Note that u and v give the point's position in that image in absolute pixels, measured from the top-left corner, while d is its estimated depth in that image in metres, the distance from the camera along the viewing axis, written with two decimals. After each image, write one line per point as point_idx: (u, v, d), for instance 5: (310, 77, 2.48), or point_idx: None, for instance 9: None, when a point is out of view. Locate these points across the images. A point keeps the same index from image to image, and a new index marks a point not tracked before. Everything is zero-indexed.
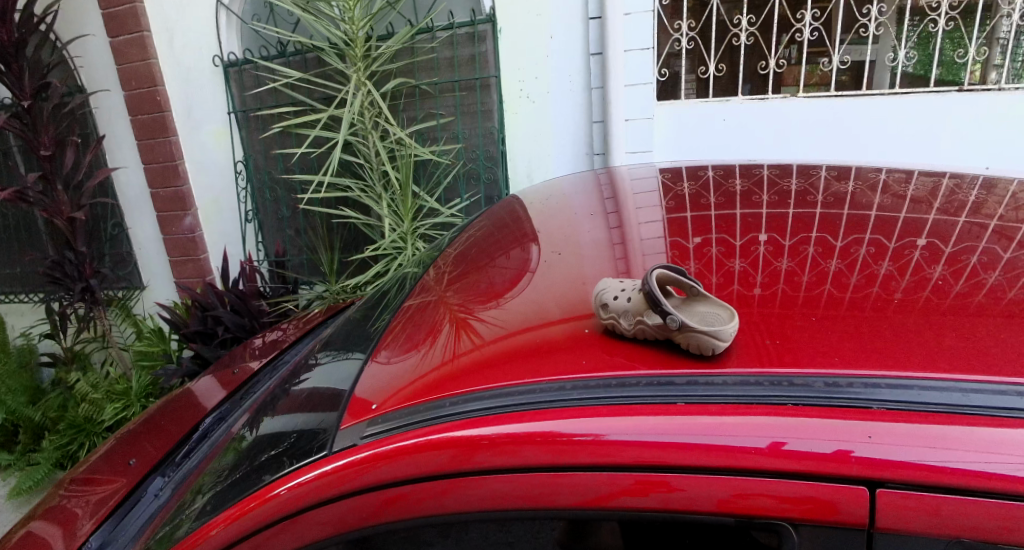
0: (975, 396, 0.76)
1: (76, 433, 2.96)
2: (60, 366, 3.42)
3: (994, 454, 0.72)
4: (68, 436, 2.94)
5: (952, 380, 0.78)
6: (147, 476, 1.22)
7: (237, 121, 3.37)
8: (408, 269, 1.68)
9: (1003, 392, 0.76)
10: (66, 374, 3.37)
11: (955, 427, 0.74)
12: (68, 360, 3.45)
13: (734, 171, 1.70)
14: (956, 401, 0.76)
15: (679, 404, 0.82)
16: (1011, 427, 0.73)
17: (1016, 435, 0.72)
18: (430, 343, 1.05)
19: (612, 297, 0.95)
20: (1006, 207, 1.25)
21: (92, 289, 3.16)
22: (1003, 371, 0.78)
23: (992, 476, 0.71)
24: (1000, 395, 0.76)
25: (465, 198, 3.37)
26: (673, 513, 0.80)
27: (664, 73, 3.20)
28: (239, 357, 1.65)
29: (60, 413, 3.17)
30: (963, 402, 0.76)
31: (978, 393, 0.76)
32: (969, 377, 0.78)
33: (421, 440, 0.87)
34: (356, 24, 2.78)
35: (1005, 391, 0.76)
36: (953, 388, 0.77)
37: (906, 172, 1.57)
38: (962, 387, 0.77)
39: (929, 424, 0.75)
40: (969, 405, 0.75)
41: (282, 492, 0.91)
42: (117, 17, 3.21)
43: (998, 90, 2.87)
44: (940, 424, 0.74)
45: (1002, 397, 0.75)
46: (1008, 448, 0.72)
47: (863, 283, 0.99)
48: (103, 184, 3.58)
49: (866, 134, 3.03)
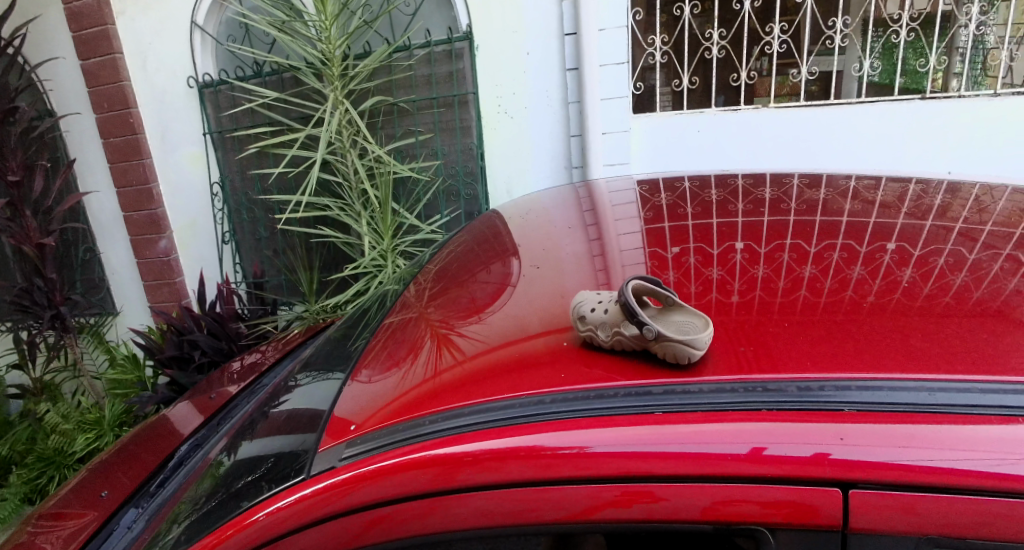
0: (944, 395, 0.77)
1: (47, 466, 2.88)
2: (29, 397, 3.33)
3: (965, 451, 0.73)
4: (38, 469, 2.86)
5: (923, 380, 0.79)
6: (120, 507, 1.19)
7: (213, 142, 3.35)
8: (389, 287, 1.67)
9: (970, 389, 0.77)
10: (35, 405, 3.27)
11: (927, 427, 0.75)
12: (38, 391, 3.35)
13: (709, 182, 1.72)
14: (926, 400, 0.77)
15: (657, 413, 0.82)
16: (979, 424, 0.74)
17: (985, 432, 0.73)
18: (411, 361, 1.04)
19: (590, 309, 0.96)
20: (970, 210, 1.28)
21: (62, 316, 3.08)
22: (970, 369, 0.80)
23: (963, 473, 0.72)
24: (967, 393, 0.77)
25: (445, 214, 3.37)
26: (654, 523, 0.80)
27: (639, 86, 3.24)
28: (217, 381, 1.62)
29: (31, 445, 3.08)
30: (933, 401, 0.77)
31: (947, 392, 0.77)
32: (938, 377, 0.79)
33: (402, 460, 0.86)
34: (332, 44, 2.78)
35: (972, 389, 0.77)
36: (922, 387, 0.78)
37: (875, 178, 1.60)
38: (931, 386, 0.78)
39: (902, 425, 0.75)
40: (939, 404, 0.76)
41: (261, 518, 0.89)
42: (88, 40, 3.18)
43: (960, 97, 2.95)
44: (912, 424, 0.75)
45: (971, 395, 0.77)
46: (978, 444, 0.73)
47: (837, 287, 1.01)
48: (74, 209, 3.52)
49: (836, 143, 3.10)
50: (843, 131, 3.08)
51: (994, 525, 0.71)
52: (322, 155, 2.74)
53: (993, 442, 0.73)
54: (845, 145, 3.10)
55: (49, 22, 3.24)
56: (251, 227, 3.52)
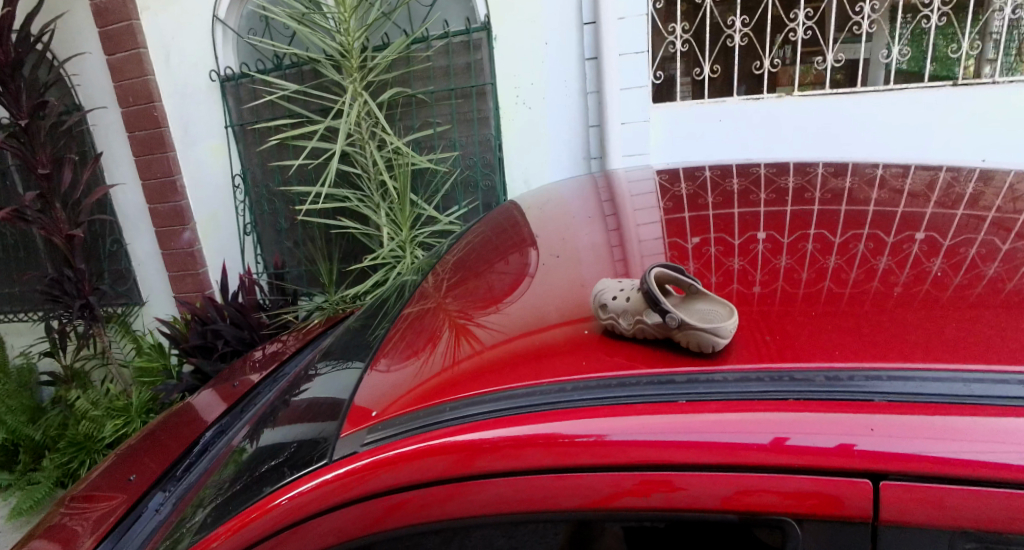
0: (977, 385, 0.76)
1: (77, 451, 2.95)
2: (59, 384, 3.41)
3: (999, 443, 0.71)
4: (69, 454, 2.94)
5: (953, 370, 0.77)
6: (147, 492, 1.22)
7: (235, 135, 3.39)
8: (408, 278, 1.68)
9: (1004, 381, 0.75)
10: (65, 392, 3.36)
11: (958, 418, 0.73)
12: (68, 379, 3.44)
13: (732, 171, 1.70)
14: (958, 391, 0.75)
15: (679, 402, 0.82)
16: (1014, 416, 0.72)
17: (1019, 424, 0.72)
18: (430, 350, 1.04)
19: (611, 298, 0.95)
20: (1003, 199, 1.25)
21: (91, 306, 3.15)
22: (1005, 360, 0.78)
23: (995, 466, 0.70)
24: (1002, 384, 0.75)
25: (463, 205, 3.37)
26: (676, 513, 0.79)
27: (660, 76, 3.20)
28: (240, 370, 1.64)
29: (61, 432, 3.16)
30: (965, 392, 0.75)
31: (980, 383, 0.76)
32: (970, 367, 0.77)
33: (422, 446, 0.86)
34: (351, 36, 2.79)
35: (1006, 380, 0.75)
36: (954, 378, 0.77)
37: (903, 167, 1.57)
38: (963, 377, 0.77)
39: (933, 415, 0.74)
40: (971, 395, 0.75)
41: (283, 502, 0.91)
42: (113, 34, 3.22)
43: (992, 84, 2.87)
44: (941, 415, 0.74)
45: (1004, 386, 0.75)
46: (1011, 437, 0.71)
47: (862, 278, 0.99)
48: (101, 201, 3.58)
49: (859, 130, 3.04)
50: (869, 119, 3.01)
51: None
52: (341, 146, 2.76)
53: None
54: (871, 134, 3.03)
55: (76, 17, 3.29)
56: (272, 219, 3.57)
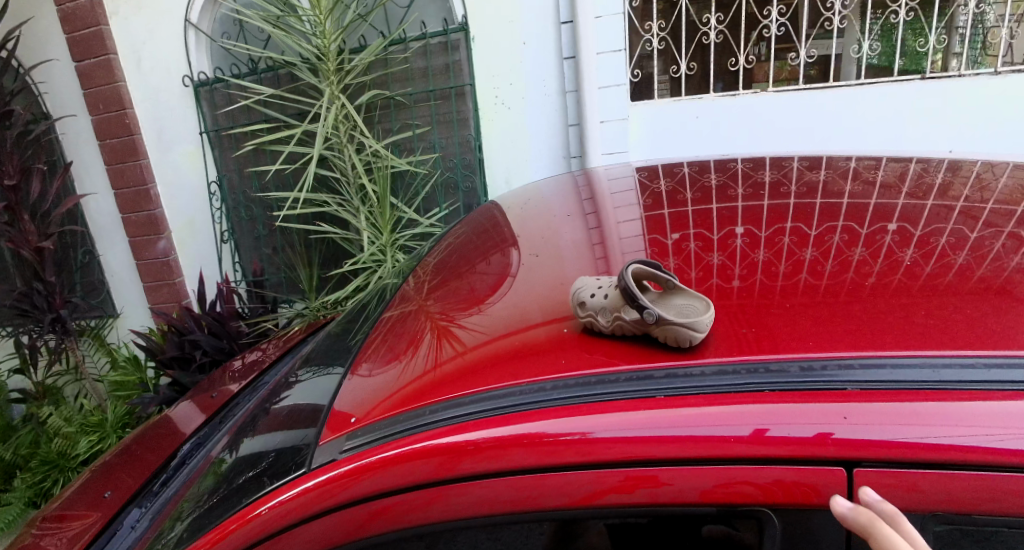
0: (946, 371, 0.77)
1: (50, 470, 2.88)
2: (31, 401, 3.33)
3: (969, 426, 0.72)
4: (42, 473, 2.87)
5: (924, 356, 0.79)
6: (123, 508, 1.19)
7: (210, 141, 3.34)
8: (388, 281, 1.67)
9: (974, 365, 0.77)
10: (37, 409, 3.27)
11: (929, 404, 0.74)
12: (39, 395, 3.35)
13: (709, 167, 1.71)
14: (929, 376, 0.77)
15: (658, 397, 0.82)
16: (982, 400, 0.74)
17: (987, 407, 0.73)
18: (412, 353, 1.03)
19: (589, 295, 0.95)
20: (971, 188, 1.28)
21: (62, 319, 3.07)
22: (974, 344, 0.79)
23: (966, 449, 0.71)
24: (971, 368, 0.77)
25: (444, 207, 3.35)
26: (658, 508, 0.79)
27: (637, 73, 3.23)
28: (219, 380, 1.62)
29: (33, 449, 3.08)
30: (935, 378, 0.76)
31: (950, 368, 0.77)
32: (940, 353, 0.79)
33: (403, 450, 0.86)
34: (328, 38, 2.76)
35: (974, 364, 0.77)
36: (925, 364, 0.78)
37: (875, 159, 1.59)
38: (934, 362, 0.78)
39: (905, 401, 0.75)
40: (942, 380, 0.76)
41: (263, 512, 0.89)
42: (83, 41, 3.17)
43: (959, 77, 2.93)
44: (914, 401, 0.75)
45: (972, 370, 0.76)
46: (981, 420, 0.72)
47: (837, 269, 1.00)
48: (72, 212, 3.51)
49: (834, 124, 3.08)
50: (843, 113, 3.05)
51: (1001, 501, 0.70)
52: (319, 150, 2.73)
53: (997, 417, 0.72)
54: (844, 127, 3.07)
55: (42, 24, 3.23)
56: (250, 226, 3.53)
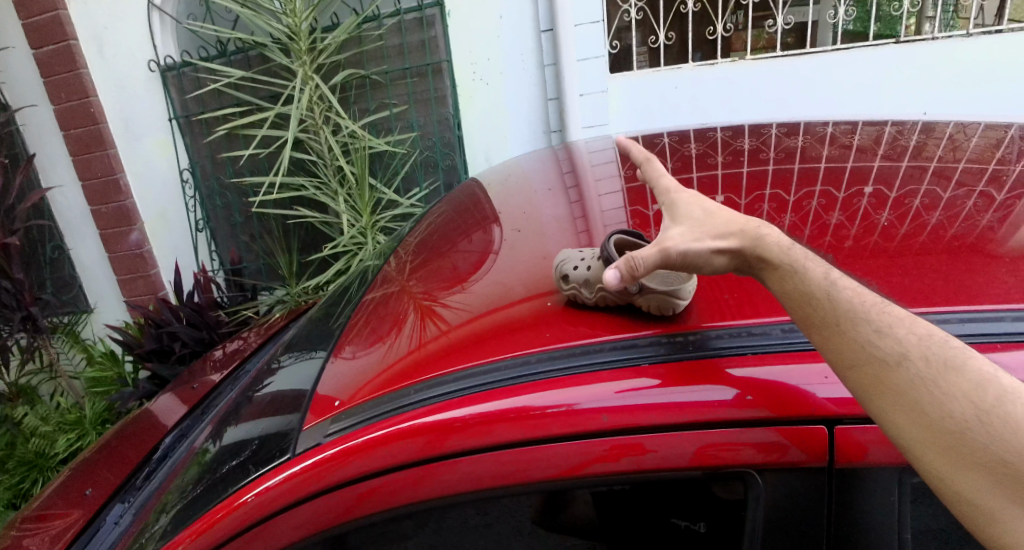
0: None
1: (28, 471, 2.83)
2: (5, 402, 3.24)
3: None
4: (20, 474, 2.82)
5: None
6: (106, 504, 1.17)
7: (179, 128, 3.28)
8: (369, 263, 1.63)
9: (949, 320, 0.77)
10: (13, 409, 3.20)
11: None
12: (14, 396, 3.27)
13: (689, 136, 1.69)
14: None
15: (643, 365, 0.81)
16: None
17: None
18: (395, 335, 1.01)
19: (571, 268, 0.93)
20: (945, 148, 1.27)
21: (33, 318, 2.97)
22: (949, 300, 0.79)
23: None
24: (947, 323, 0.77)
25: (424, 187, 3.30)
26: (644, 475, 0.79)
27: (615, 45, 3.17)
28: (199, 371, 1.59)
29: (10, 450, 3.01)
30: None
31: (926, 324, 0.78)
32: (917, 310, 0.79)
33: (390, 431, 0.84)
34: (298, 17, 2.67)
35: (950, 319, 0.77)
36: None
37: (851, 123, 1.58)
38: None
39: None
40: None
41: (249, 499, 0.87)
42: (40, 27, 3.04)
43: (933, 40, 2.92)
44: None
45: (948, 326, 0.77)
46: None
47: (817, 234, 0.99)
48: (37, 206, 3.39)
49: (810, 90, 3.07)
50: (820, 78, 3.04)
51: None
52: (294, 133, 2.66)
53: None
54: (821, 93, 3.06)
55: None
56: (225, 213, 3.48)
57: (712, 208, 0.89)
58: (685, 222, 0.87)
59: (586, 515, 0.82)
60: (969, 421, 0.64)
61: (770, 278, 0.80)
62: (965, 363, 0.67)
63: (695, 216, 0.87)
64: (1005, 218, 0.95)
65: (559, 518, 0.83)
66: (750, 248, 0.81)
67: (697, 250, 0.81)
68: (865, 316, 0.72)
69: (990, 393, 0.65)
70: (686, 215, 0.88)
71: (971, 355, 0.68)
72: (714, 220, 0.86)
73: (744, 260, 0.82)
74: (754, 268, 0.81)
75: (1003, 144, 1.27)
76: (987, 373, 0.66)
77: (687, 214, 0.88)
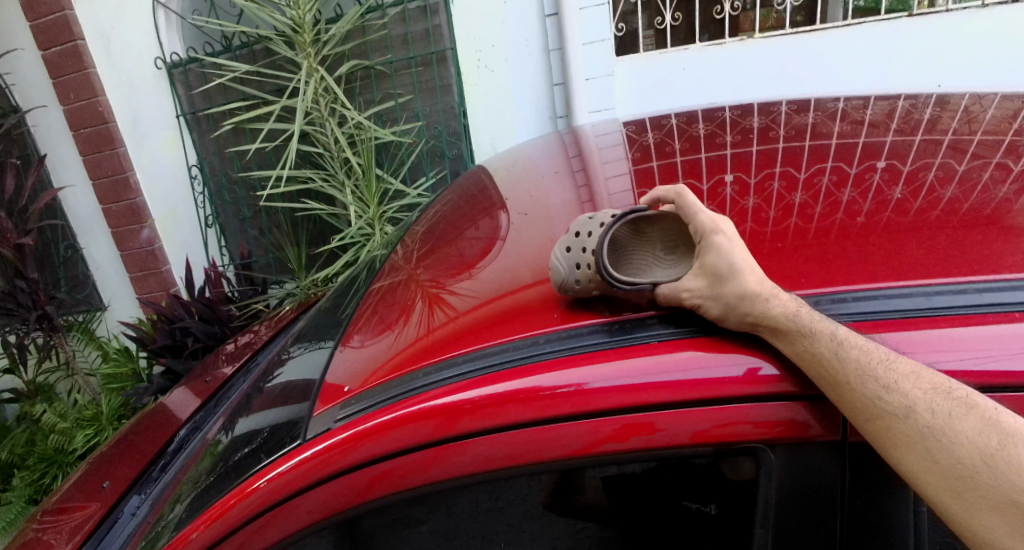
0: (938, 298, 0.76)
1: (48, 466, 2.89)
2: (24, 400, 3.30)
3: (959, 351, 0.73)
4: (40, 470, 2.88)
5: (916, 285, 0.78)
6: (123, 496, 1.19)
7: (188, 124, 3.30)
8: (377, 253, 1.64)
9: (964, 291, 0.76)
10: (31, 407, 3.24)
11: (919, 331, 0.75)
12: (32, 394, 3.32)
13: (696, 117, 1.66)
14: (920, 305, 0.77)
15: (651, 343, 0.82)
16: (973, 324, 0.74)
17: (979, 331, 0.73)
18: (404, 323, 1.02)
19: (574, 281, 0.89)
20: (959, 121, 1.24)
21: (49, 316, 3.00)
22: (963, 271, 0.78)
23: (960, 373, 0.72)
24: (962, 294, 0.76)
25: (431, 176, 3.29)
26: (654, 453, 0.79)
27: (622, 28, 3.11)
28: (212, 365, 1.61)
29: (29, 448, 3.07)
30: (926, 305, 0.76)
31: (941, 295, 0.77)
32: (932, 282, 0.78)
33: (400, 415, 0.85)
34: (302, 9, 2.65)
35: (965, 290, 0.76)
36: (916, 293, 0.78)
37: (862, 98, 1.55)
38: (924, 291, 0.77)
39: (894, 331, 0.76)
40: (933, 307, 0.76)
41: (261, 485, 0.88)
42: (47, 28, 3.05)
43: (946, 12, 2.86)
44: (904, 330, 0.76)
45: (964, 296, 0.76)
46: (971, 343, 0.73)
47: (828, 211, 0.97)
48: (49, 206, 3.43)
49: (821, 66, 3.02)
50: (830, 55, 2.99)
51: None
52: (300, 126, 2.66)
53: (988, 340, 0.72)
54: (831, 70, 3.01)
55: (4, 12, 3.11)
56: (234, 208, 3.50)
57: (742, 252, 0.83)
58: (707, 273, 0.83)
59: (597, 495, 0.82)
60: (977, 466, 0.67)
61: (776, 340, 0.77)
62: (970, 410, 0.68)
63: (721, 267, 0.82)
64: (1021, 190, 0.93)
65: (571, 501, 0.84)
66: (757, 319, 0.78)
67: (711, 302, 0.81)
68: (873, 372, 0.72)
69: (995, 437, 0.67)
70: (713, 267, 0.83)
71: (976, 397, 0.69)
72: (742, 274, 0.81)
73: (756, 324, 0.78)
74: (762, 334, 0.78)
75: (1018, 115, 1.24)
76: (992, 417, 0.67)
77: (713, 263, 0.83)
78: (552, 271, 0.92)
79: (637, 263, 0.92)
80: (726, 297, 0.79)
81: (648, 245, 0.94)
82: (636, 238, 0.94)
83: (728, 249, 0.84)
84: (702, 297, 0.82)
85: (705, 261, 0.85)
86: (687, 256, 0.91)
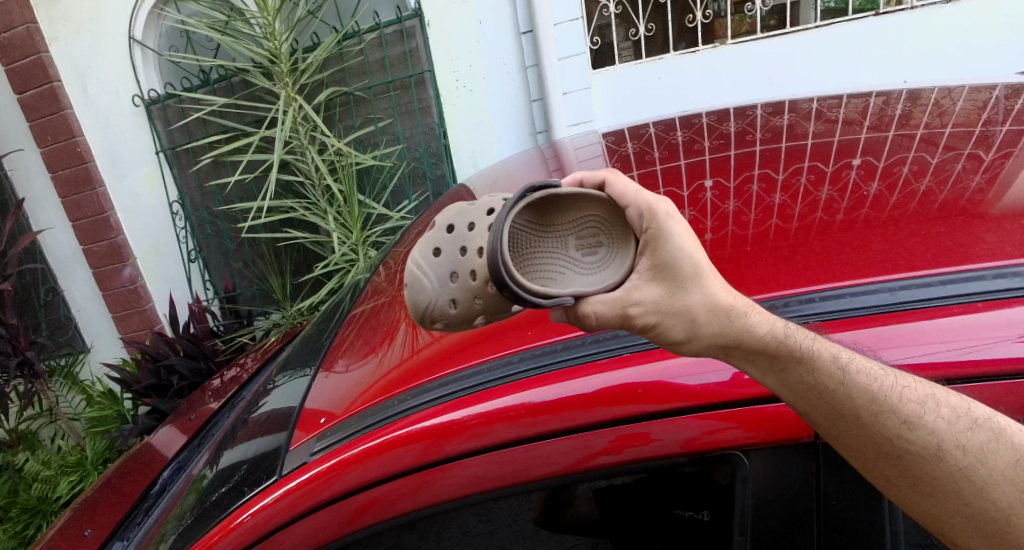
0: (904, 293, 0.78)
1: (32, 516, 2.84)
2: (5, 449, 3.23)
3: (930, 345, 0.76)
4: (24, 521, 2.83)
5: (883, 280, 0.80)
6: (106, 542, 1.17)
7: (167, 160, 3.28)
8: (361, 277, 1.63)
9: (930, 283, 0.78)
10: (14, 456, 3.18)
11: (891, 327, 0.78)
12: (14, 442, 3.26)
13: (674, 124, 1.68)
14: (887, 300, 0.79)
15: (628, 355, 0.82)
16: (940, 317, 0.76)
17: (948, 323, 0.76)
18: (387, 346, 1.01)
19: (448, 303, 0.77)
20: (931, 115, 1.26)
21: (30, 362, 2.95)
22: (931, 264, 0.80)
23: (933, 366, 0.75)
24: (927, 287, 0.78)
25: (414, 198, 3.29)
26: (644, 464, 0.79)
27: (597, 41, 3.15)
28: (198, 401, 1.59)
29: (12, 497, 3.00)
30: (893, 301, 0.78)
31: (907, 289, 0.79)
32: (899, 276, 0.80)
33: (386, 440, 0.84)
34: (278, 39, 2.66)
35: (931, 283, 0.78)
36: (883, 288, 0.79)
37: (836, 97, 1.57)
38: (891, 286, 0.79)
39: (865, 328, 0.79)
40: (899, 302, 0.78)
41: (246, 520, 0.87)
42: (23, 71, 3.06)
43: (912, 9, 2.92)
44: (875, 326, 0.78)
45: (930, 289, 0.78)
46: (940, 336, 0.76)
47: (807, 210, 0.97)
48: (28, 249, 3.40)
49: (794, 68, 3.06)
50: (802, 56, 3.04)
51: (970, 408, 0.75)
52: (280, 155, 2.65)
53: (957, 331, 0.75)
54: (804, 71, 3.06)
55: None
56: (218, 241, 3.49)
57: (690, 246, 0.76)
58: (666, 278, 0.76)
59: (590, 512, 0.82)
60: (1013, 507, 0.64)
61: (747, 364, 0.75)
62: (1001, 442, 0.66)
63: (683, 268, 0.76)
64: (993, 179, 0.94)
65: (562, 517, 0.83)
66: (736, 340, 0.74)
67: (673, 319, 0.75)
68: (893, 408, 0.70)
69: None
70: (673, 268, 0.76)
71: (1005, 426, 0.67)
72: (706, 281, 0.76)
73: (729, 347, 0.75)
74: (733, 358, 0.75)
75: (989, 106, 1.26)
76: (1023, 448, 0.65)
77: (671, 262, 0.76)
78: (415, 287, 0.79)
79: (548, 264, 0.80)
80: (694, 312, 0.74)
81: (555, 238, 0.81)
82: (541, 229, 0.80)
83: (682, 241, 0.76)
84: (659, 314, 0.75)
85: (653, 258, 0.77)
86: (611, 256, 0.81)
